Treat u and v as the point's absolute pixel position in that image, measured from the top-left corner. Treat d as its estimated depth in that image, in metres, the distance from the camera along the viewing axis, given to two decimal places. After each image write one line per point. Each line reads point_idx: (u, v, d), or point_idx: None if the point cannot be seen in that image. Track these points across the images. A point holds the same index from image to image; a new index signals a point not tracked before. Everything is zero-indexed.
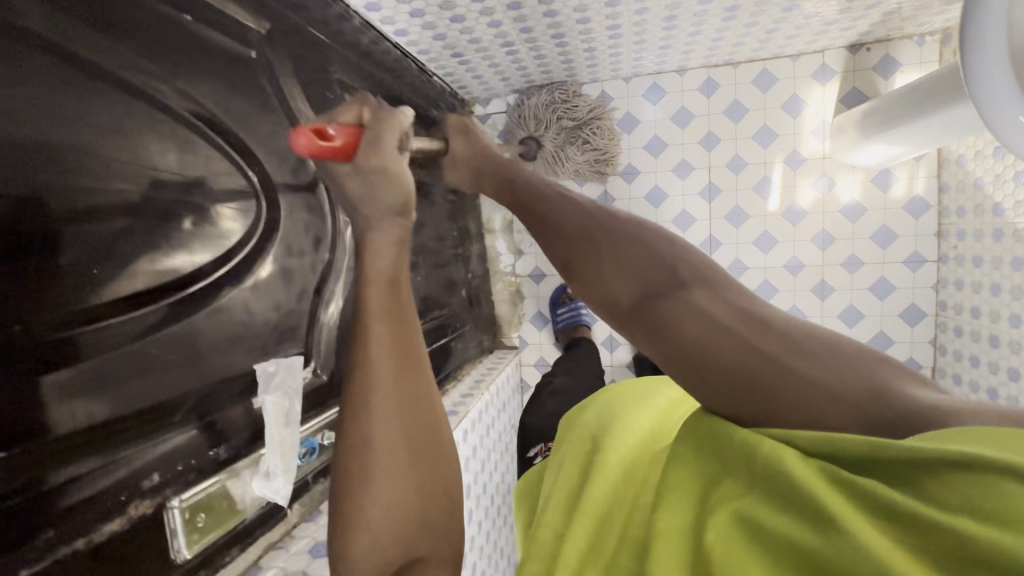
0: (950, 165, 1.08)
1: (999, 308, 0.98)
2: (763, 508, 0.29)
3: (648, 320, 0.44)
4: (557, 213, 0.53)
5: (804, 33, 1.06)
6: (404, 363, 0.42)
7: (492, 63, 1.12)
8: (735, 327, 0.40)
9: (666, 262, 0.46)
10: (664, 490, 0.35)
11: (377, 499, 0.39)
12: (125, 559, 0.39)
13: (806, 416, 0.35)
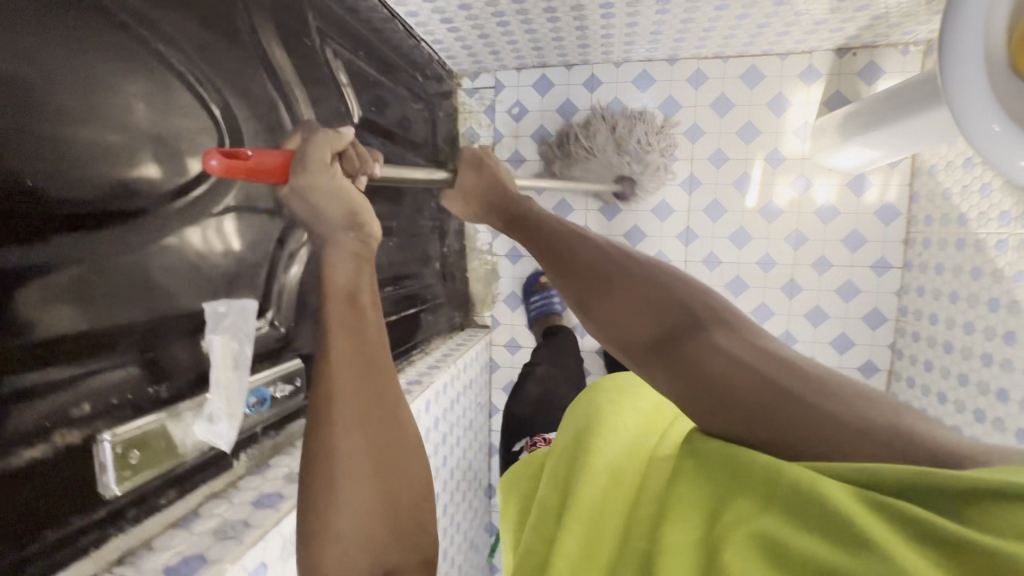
0: (923, 175, 1.10)
1: (955, 315, 1.01)
2: (785, 527, 0.31)
3: (673, 361, 0.44)
4: (574, 245, 0.54)
5: (794, 31, 1.07)
6: (367, 363, 0.39)
7: (482, 35, 1.10)
8: (761, 365, 0.42)
9: (684, 301, 0.48)
10: (670, 506, 0.37)
11: (342, 507, 0.36)
12: (48, 487, 0.36)
13: (828, 447, 0.37)
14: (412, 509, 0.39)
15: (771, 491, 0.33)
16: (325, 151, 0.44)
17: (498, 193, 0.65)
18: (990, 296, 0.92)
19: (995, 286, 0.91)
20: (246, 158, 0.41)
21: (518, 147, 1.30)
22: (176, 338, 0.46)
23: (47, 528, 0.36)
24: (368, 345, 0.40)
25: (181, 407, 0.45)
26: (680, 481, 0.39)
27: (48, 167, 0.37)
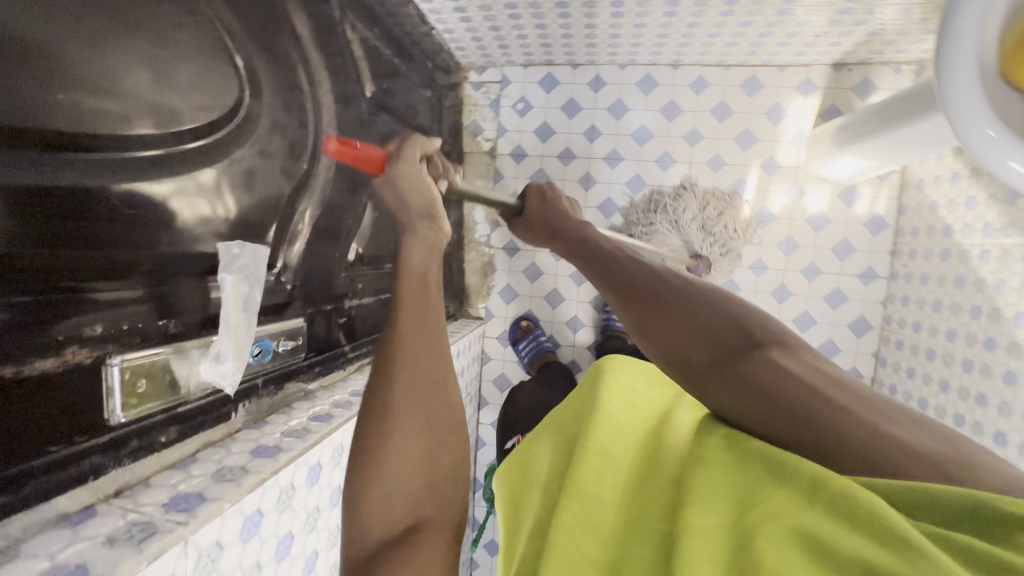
0: (910, 189, 1.15)
1: (938, 323, 1.04)
2: (824, 523, 0.34)
3: (736, 381, 0.47)
4: (632, 266, 0.57)
5: (793, 42, 1.10)
6: (425, 335, 0.43)
7: (494, 27, 1.11)
8: (816, 385, 0.44)
9: (743, 321, 0.50)
10: (701, 499, 0.40)
11: (389, 456, 0.38)
12: (55, 403, 0.36)
13: (880, 467, 0.38)
14: (450, 471, 0.41)
15: (811, 492, 0.36)
16: (414, 149, 0.51)
17: (559, 218, 0.68)
18: (973, 304, 0.95)
19: (978, 294, 0.94)
20: (355, 147, 0.49)
21: (521, 141, 1.32)
22: (187, 277, 0.46)
23: (54, 445, 0.36)
24: (432, 322, 0.43)
25: (187, 345, 0.45)
26: (712, 476, 0.42)
27: (95, 86, 0.36)
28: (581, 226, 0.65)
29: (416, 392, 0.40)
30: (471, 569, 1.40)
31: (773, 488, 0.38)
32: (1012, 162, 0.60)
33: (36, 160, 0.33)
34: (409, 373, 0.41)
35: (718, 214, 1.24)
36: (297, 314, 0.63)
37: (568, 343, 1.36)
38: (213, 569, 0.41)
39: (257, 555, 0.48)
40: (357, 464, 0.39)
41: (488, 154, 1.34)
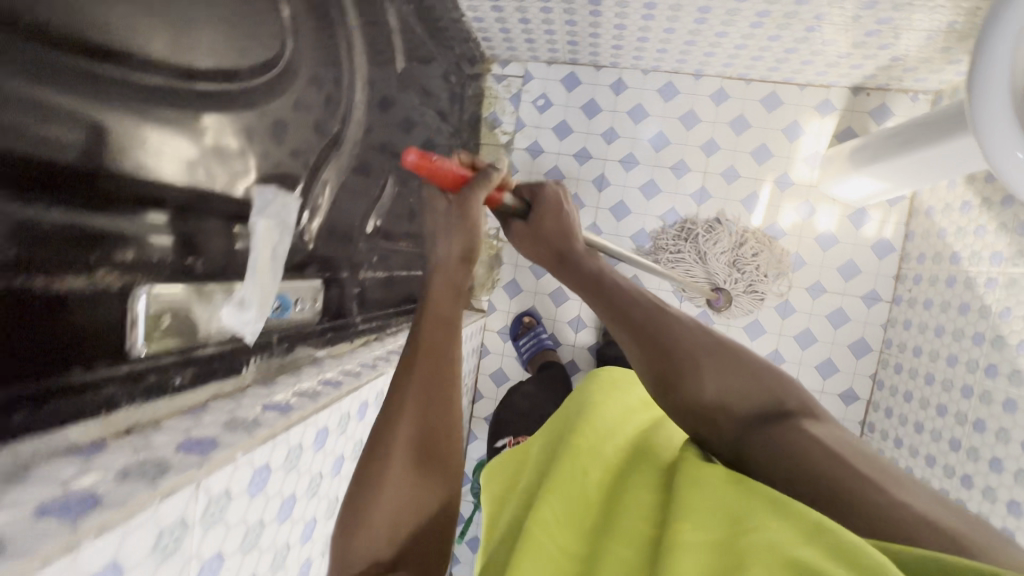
0: (919, 216, 1.16)
1: (939, 348, 1.05)
2: (815, 555, 0.34)
3: (765, 444, 0.47)
4: (659, 322, 0.51)
5: (817, 61, 1.10)
6: (439, 378, 0.43)
7: (523, 19, 1.11)
8: (842, 452, 0.45)
9: (763, 388, 0.50)
10: (697, 516, 0.41)
11: (386, 493, 0.40)
12: (78, 323, 0.35)
13: (888, 530, 0.39)
14: (441, 509, 0.42)
15: (809, 530, 0.37)
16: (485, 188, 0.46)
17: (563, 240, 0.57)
18: (976, 330, 0.96)
19: (982, 321, 0.95)
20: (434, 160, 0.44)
21: (538, 137, 1.32)
22: (215, 219, 0.45)
23: (76, 366, 0.35)
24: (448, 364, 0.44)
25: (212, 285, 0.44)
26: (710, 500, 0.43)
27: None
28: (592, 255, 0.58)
29: (417, 433, 0.41)
30: (453, 563, 1.38)
31: (773, 518, 0.39)
32: None
33: (77, 68, 0.33)
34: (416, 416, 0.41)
35: (739, 238, 1.24)
36: (314, 276, 0.61)
37: (568, 342, 1.35)
38: (220, 519, 0.40)
39: (262, 512, 0.46)
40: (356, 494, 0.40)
41: (504, 147, 1.34)
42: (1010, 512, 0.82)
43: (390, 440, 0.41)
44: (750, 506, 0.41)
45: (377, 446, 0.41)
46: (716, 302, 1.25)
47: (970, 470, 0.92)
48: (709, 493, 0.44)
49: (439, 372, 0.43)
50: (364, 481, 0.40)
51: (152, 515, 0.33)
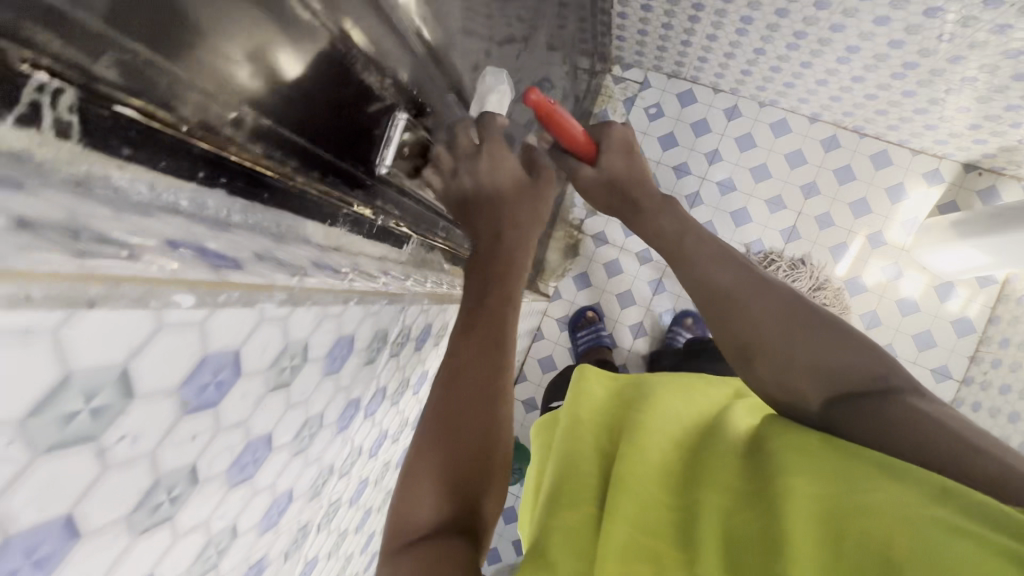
0: (1009, 302, 1.16)
1: (1010, 435, 1.02)
2: (945, 512, 0.32)
3: (874, 429, 0.41)
4: (737, 286, 0.45)
5: (941, 128, 1.11)
6: (486, 344, 0.44)
7: (664, 25, 1.12)
8: (975, 438, 0.39)
9: (854, 355, 0.43)
10: (792, 473, 0.39)
11: (437, 454, 0.41)
12: (358, 120, 0.40)
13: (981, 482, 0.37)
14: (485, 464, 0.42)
15: (941, 490, 0.34)
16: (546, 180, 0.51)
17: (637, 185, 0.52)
18: None
19: None
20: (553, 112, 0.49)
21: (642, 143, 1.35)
22: (438, 93, 0.50)
23: (344, 160, 0.40)
24: (499, 336, 0.45)
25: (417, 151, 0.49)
26: (804, 458, 0.40)
27: None
28: (679, 220, 0.50)
29: (461, 395, 0.42)
30: None
31: (892, 478, 0.36)
32: None
33: None
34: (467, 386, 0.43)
35: (818, 281, 1.25)
36: None
37: (624, 346, 1.36)
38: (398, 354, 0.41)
39: (410, 371, 0.48)
40: (414, 461, 0.41)
41: None
42: None
43: (434, 408, 0.42)
44: (852, 464, 0.38)
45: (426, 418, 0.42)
46: None
47: None
48: (801, 455, 0.40)
49: (490, 339, 0.44)
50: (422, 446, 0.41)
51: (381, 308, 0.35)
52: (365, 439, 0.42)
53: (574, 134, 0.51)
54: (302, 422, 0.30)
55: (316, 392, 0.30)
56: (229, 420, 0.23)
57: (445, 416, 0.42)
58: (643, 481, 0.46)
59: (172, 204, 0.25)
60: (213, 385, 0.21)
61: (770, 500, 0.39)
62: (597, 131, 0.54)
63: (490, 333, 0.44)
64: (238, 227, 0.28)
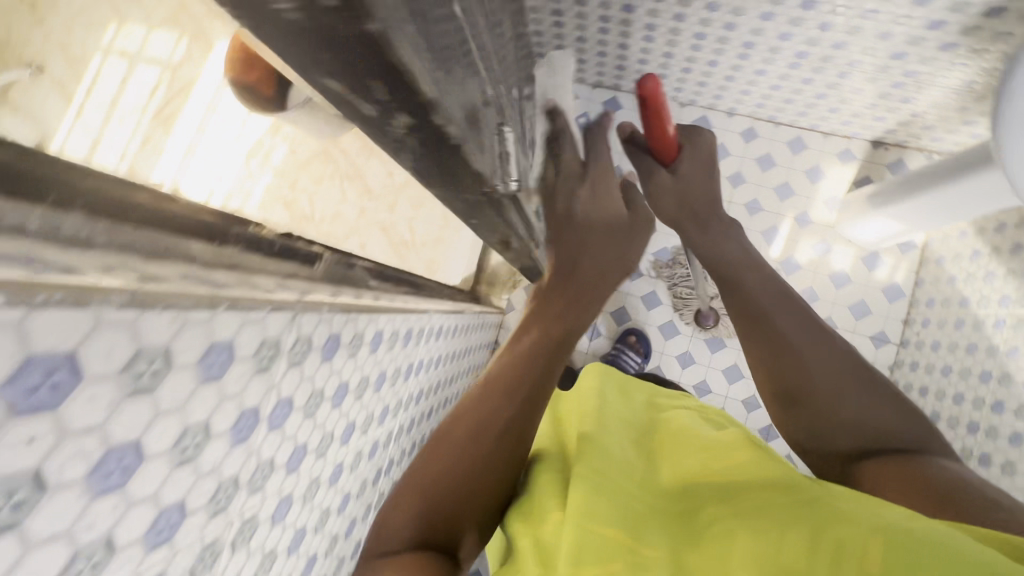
0: (929, 264, 1.23)
1: (945, 387, 1.08)
2: (898, 518, 0.40)
3: (895, 463, 0.52)
4: (807, 337, 0.57)
5: (844, 109, 1.19)
6: (545, 368, 0.51)
7: (577, 39, 1.17)
8: (960, 478, 0.49)
9: (893, 415, 0.55)
10: (779, 498, 0.47)
11: (474, 449, 0.46)
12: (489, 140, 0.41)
13: (955, 498, 0.47)
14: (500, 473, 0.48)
15: (895, 509, 0.42)
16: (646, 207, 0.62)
17: (706, 207, 0.64)
18: (983, 370, 0.99)
19: (989, 359, 0.98)
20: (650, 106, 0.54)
21: None
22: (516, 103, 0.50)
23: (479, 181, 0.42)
24: (552, 362, 0.51)
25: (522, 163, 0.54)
26: (790, 489, 0.49)
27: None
28: (752, 268, 0.61)
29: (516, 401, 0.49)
30: None
31: (859, 503, 0.44)
32: None
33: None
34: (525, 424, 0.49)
35: None
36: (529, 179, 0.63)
37: (583, 348, 1.38)
38: (299, 363, 0.42)
39: (324, 384, 0.48)
40: (444, 450, 0.47)
41: None
42: None
43: (490, 402, 0.48)
44: (828, 494, 0.47)
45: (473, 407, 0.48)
46: (705, 321, 1.31)
47: None
48: (773, 492, 0.49)
49: (551, 362, 0.51)
50: (467, 442, 0.47)
51: (265, 316, 0.35)
52: (276, 452, 0.42)
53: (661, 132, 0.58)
54: (180, 431, 0.30)
55: (194, 399, 0.31)
56: (75, 427, 0.24)
57: (490, 440, 0.47)
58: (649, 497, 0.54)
59: (16, 227, 0.20)
60: (45, 387, 0.22)
61: (749, 513, 0.46)
62: (694, 138, 0.64)
63: (553, 353, 0.51)
64: (101, 247, 0.23)
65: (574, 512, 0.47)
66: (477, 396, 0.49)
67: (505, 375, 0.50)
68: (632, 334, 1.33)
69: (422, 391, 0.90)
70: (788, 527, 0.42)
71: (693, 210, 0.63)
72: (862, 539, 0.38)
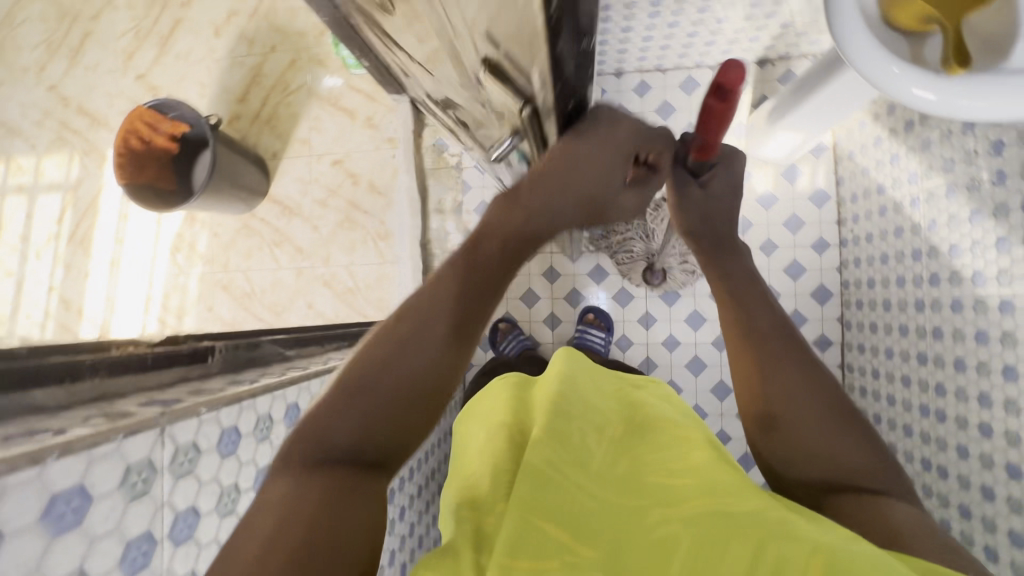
0: (844, 160, 1.24)
1: (889, 274, 1.09)
2: (841, 539, 0.40)
3: (860, 505, 0.49)
4: (790, 360, 0.54)
5: (718, 40, 1.20)
6: (467, 324, 0.49)
7: None
8: (915, 525, 0.45)
9: (868, 456, 0.51)
10: (734, 499, 0.48)
11: (392, 382, 0.46)
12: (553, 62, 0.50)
13: (899, 531, 0.45)
14: (404, 420, 0.46)
15: (839, 530, 0.42)
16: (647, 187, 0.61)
17: (726, 226, 0.59)
18: (914, 250, 1.01)
19: (916, 238, 1.00)
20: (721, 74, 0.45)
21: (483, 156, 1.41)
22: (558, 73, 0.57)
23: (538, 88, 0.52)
24: (474, 323, 0.50)
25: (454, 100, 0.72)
26: (744, 493, 0.49)
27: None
28: (765, 304, 0.56)
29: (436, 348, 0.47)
30: None
31: (804, 518, 0.44)
32: (916, 90, 0.68)
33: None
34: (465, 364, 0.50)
35: None
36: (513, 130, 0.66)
37: (547, 340, 1.38)
38: (189, 471, 0.55)
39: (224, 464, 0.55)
40: (368, 378, 0.46)
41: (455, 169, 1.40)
42: (982, 405, 0.85)
43: (414, 336, 0.47)
44: (777, 504, 0.47)
45: (409, 329, 0.47)
46: (653, 279, 1.30)
47: (941, 378, 0.95)
48: (718, 495, 0.49)
49: (475, 311, 0.50)
50: (390, 365, 0.46)
51: (115, 448, 0.47)
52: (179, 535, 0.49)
53: (705, 142, 0.52)
54: None
55: None
56: None
57: (429, 361, 0.47)
58: (607, 492, 0.54)
59: None
60: None
61: (695, 521, 0.46)
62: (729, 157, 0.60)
63: (479, 301, 0.50)
64: None
65: (515, 516, 0.49)
66: (417, 321, 0.48)
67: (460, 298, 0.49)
68: (590, 312, 1.34)
69: None
70: (729, 549, 0.42)
71: (716, 232, 0.58)
72: (802, 557, 0.38)
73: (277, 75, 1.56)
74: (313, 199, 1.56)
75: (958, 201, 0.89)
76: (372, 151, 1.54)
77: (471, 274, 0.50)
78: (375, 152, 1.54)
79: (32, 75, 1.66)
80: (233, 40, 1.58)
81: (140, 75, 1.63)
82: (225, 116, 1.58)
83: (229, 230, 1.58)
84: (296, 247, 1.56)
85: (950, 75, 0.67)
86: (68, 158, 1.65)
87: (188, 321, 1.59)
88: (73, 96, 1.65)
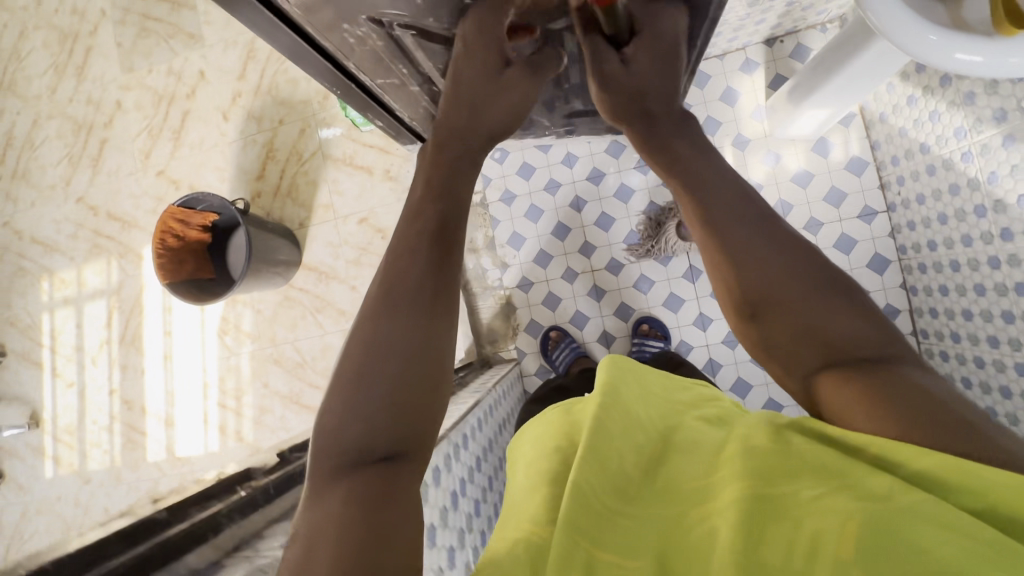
0: (876, 124, 1.21)
1: (951, 235, 1.05)
2: (874, 510, 0.37)
3: (878, 380, 0.44)
4: (767, 249, 0.51)
5: (725, 31, 1.17)
6: (428, 313, 0.52)
7: None
8: (934, 394, 0.42)
9: (869, 330, 0.48)
10: (756, 473, 0.43)
11: (369, 394, 0.47)
12: None
13: (925, 408, 0.41)
14: (390, 420, 0.47)
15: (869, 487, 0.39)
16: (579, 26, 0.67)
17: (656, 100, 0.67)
18: (978, 206, 0.96)
19: (977, 194, 0.96)
20: None
21: (507, 186, 1.41)
22: None
23: None
24: (428, 305, 0.52)
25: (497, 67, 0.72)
26: (770, 460, 0.44)
27: None
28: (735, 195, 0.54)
29: (397, 343, 0.49)
30: None
31: (834, 483, 0.40)
32: (958, 55, 0.65)
33: None
34: (446, 315, 0.53)
35: None
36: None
37: None
38: None
39: None
40: (349, 391, 0.47)
41: (481, 206, 1.42)
42: None
43: (367, 339, 0.49)
44: (803, 467, 0.43)
45: (363, 339, 0.50)
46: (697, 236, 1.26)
47: None
48: (738, 466, 0.44)
49: (427, 298, 0.52)
50: (358, 379, 0.48)
51: None
52: None
53: None
54: None
55: None
56: None
57: (398, 364, 0.48)
58: (630, 485, 0.49)
59: None
60: None
61: (718, 507, 0.43)
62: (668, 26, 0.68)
63: (435, 296, 0.53)
64: None
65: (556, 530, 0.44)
66: (374, 326, 0.50)
67: (417, 285, 0.52)
68: (644, 322, 1.32)
69: (474, 512, 0.88)
70: (765, 537, 0.39)
71: (637, 105, 0.67)
72: (836, 532, 0.36)
73: (290, 147, 1.59)
74: (346, 260, 1.57)
75: (1020, 151, 0.84)
76: (394, 203, 1.55)
77: (406, 252, 0.55)
78: (398, 203, 1.55)
79: (60, 190, 1.72)
80: (242, 121, 1.61)
81: (160, 170, 1.67)
82: (248, 196, 1.60)
83: (268, 304, 1.61)
84: (338, 309, 1.58)
85: (1006, 36, 0.64)
86: (107, 263, 1.70)
87: (247, 401, 1.61)
88: (101, 204, 1.70)
